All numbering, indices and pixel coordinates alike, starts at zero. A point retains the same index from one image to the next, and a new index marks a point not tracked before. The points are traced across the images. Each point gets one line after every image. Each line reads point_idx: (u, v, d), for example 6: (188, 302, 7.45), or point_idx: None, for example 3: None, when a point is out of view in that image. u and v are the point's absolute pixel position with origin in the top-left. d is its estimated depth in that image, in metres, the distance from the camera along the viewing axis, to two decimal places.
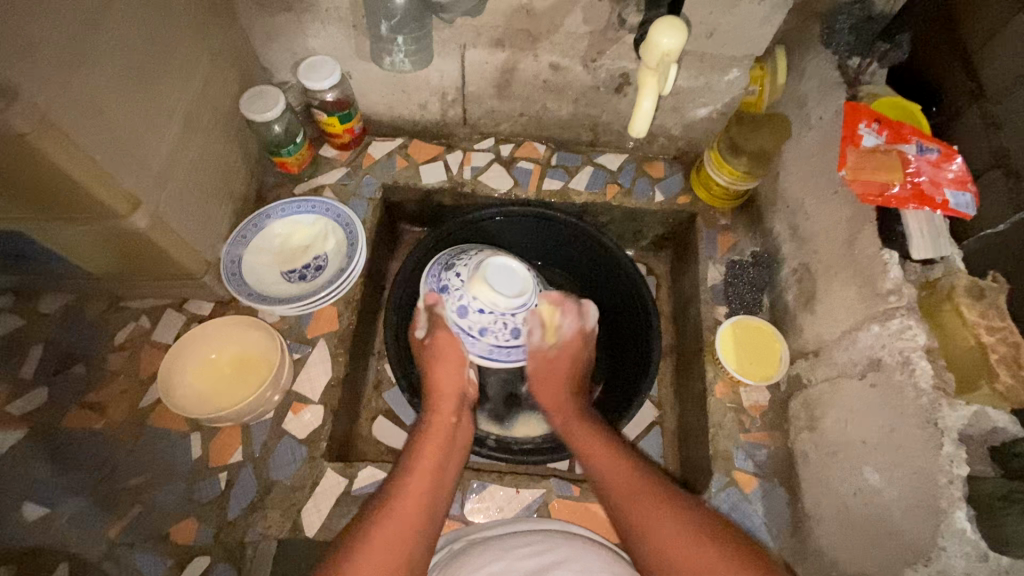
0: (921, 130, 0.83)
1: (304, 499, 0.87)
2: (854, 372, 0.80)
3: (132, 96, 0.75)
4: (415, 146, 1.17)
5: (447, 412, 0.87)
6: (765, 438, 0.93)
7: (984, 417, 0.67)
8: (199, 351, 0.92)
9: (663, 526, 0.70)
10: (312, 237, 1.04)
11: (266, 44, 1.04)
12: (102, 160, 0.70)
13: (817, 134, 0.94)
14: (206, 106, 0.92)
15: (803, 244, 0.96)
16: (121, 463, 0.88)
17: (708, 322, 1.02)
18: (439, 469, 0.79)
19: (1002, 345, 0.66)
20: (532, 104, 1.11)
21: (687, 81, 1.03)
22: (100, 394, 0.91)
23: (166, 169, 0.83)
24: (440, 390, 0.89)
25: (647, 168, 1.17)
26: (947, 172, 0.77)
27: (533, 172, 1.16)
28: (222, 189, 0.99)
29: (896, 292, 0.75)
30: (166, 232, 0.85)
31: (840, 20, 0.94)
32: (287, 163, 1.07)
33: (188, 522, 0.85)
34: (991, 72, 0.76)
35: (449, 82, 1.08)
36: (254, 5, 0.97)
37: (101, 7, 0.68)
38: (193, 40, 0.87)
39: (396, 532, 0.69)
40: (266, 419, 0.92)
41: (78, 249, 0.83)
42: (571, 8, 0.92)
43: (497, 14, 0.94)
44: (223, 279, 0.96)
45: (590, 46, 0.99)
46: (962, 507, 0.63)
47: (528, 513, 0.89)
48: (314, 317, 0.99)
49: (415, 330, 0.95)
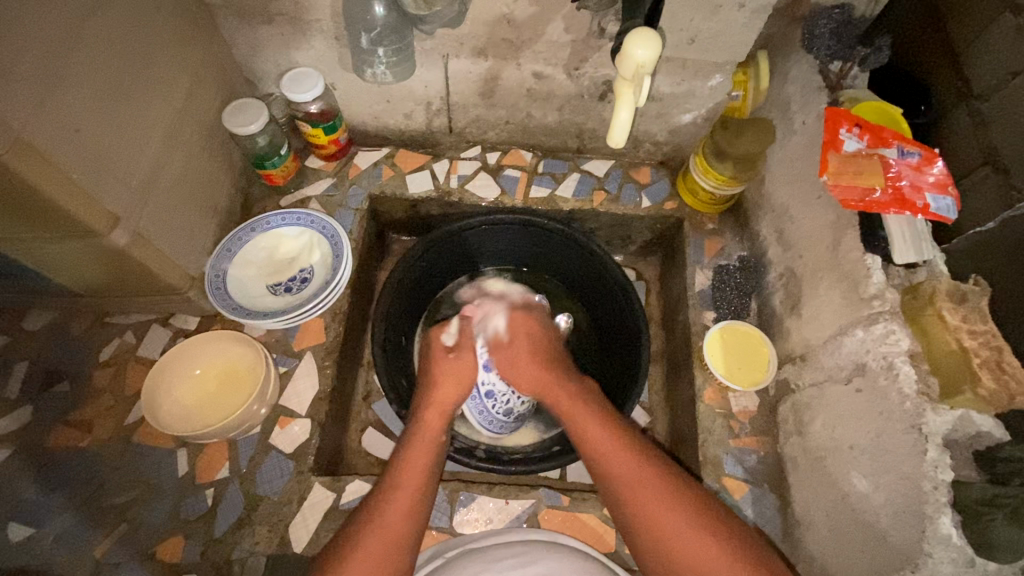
0: (903, 134, 0.83)
1: (292, 514, 0.87)
2: (840, 376, 0.80)
3: (110, 112, 0.74)
4: (401, 155, 1.17)
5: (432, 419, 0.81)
6: (755, 444, 0.92)
7: (968, 422, 0.66)
8: (184, 366, 0.91)
9: (673, 526, 0.66)
10: (298, 249, 1.03)
11: (250, 56, 1.04)
12: (80, 178, 0.70)
13: (801, 138, 0.94)
14: (188, 120, 0.92)
15: (789, 248, 0.96)
16: (107, 481, 0.88)
17: (696, 327, 1.02)
18: (424, 485, 0.74)
19: (984, 349, 0.66)
20: (517, 111, 1.11)
21: (671, 87, 1.04)
22: (86, 411, 0.91)
23: (147, 186, 0.83)
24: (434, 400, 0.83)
25: (633, 174, 1.17)
26: (928, 176, 0.78)
27: (520, 180, 1.16)
28: (206, 204, 0.99)
29: (879, 297, 0.75)
30: (149, 249, 0.84)
31: (821, 25, 0.94)
32: (273, 175, 1.07)
33: (175, 539, 0.85)
34: (977, 71, 0.75)
35: (434, 92, 1.07)
36: (235, 17, 0.97)
37: (77, 25, 0.68)
38: (173, 54, 0.87)
39: (383, 553, 0.68)
40: (252, 434, 0.92)
41: (59, 266, 0.82)
42: (552, 17, 0.92)
43: (478, 24, 0.94)
44: (208, 294, 0.96)
45: (572, 54, 0.99)
46: (947, 512, 0.63)
47: (517, 523, 0.88)
48: (301, 330, 0.99)
49: (442, 335, 0.89)
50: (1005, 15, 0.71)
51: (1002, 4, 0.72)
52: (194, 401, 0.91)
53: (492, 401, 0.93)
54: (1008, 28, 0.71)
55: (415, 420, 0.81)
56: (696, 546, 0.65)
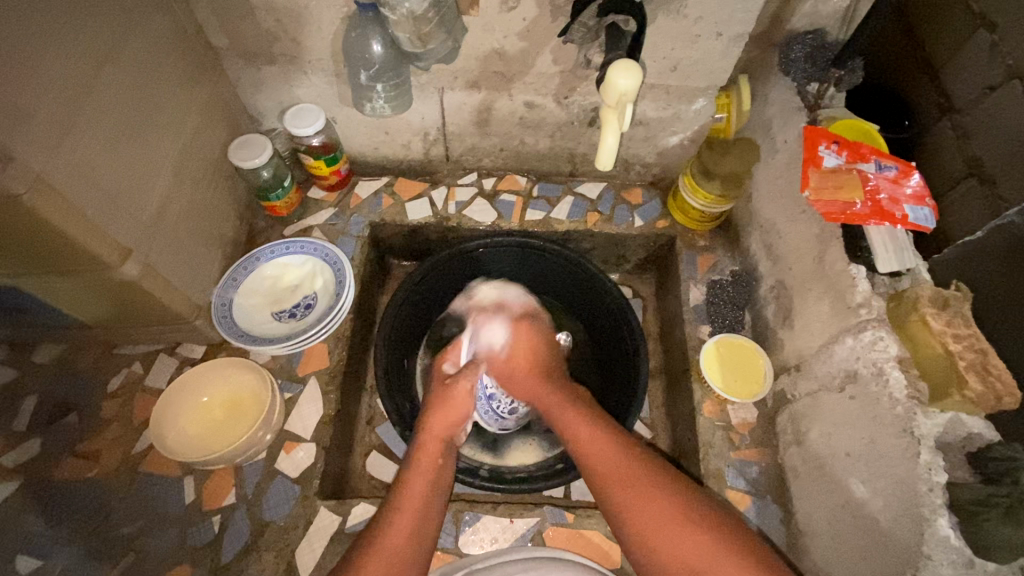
0: (879, 149, 0.88)
1: (298, 539, 0.87)
2: (834, 385, 0.82)
3: (122, 151, 0.78)
4: (400, 184, 1.21)
5: (433, 452, 0.81)
6: (755, 455, 0.93)
7: (959, 424, 0.68)
8: (190, 396, 0.93)
9: (685, 537, 0.65)
10: (301, 277, 1.07)
11: (254, 94, 1.09)
12: (93, 214, 0.73)
13: (783, 156, 0.98)
14: (195, 156, 0.96)
15: (778, 262, 0.99)
16: (115, 510, 0.89)
17: (693, 341, 1.04)
18: (425, 501, 0.75)
19: (970, 352, 0.68)
20: (511, 139, 1.16)
21: (656, 112, 1.09)
22: (94, 442, 0.92)
23: (157, 219, 0.86)
24: (430, 428, 0.84)
25: (625, 195, 1.21)
26: (905, 188, 0.82)
27: (515, 204, 1.19)
28: (213, 234, 1.02)
29: (866, 305, 0.77)
30: (158, 279, 0.87)
31: (796, 49, 0.98)
32: (276, 206, 1.10)
33: (181, 568, 0.85)
34: (957, 87, 0.79)
35: (430, 123, 1.12)
36: (241, 60, 1.02)
37: (92, 71, 0.72)
38: (182, 95, 0.92)
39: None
40: (258, 460, 0.93)
41: (72, 300, 0.85)
42: (540, 50, 0.97)
43: (470, 59, 1.00)
44: (215, 322, 0.98)
45: (561, 84, 1.04)
46: (943, 514, 0.64)
47: (522, 543, 0.88)
48: (305, 355, 1.01)
49: (448, 364, 0.95)
50: (980, 32, 0.75)
51: (975, 22, 0.76)
52: (201, 428, 0.92)
53: (494, 402, 1.00)
54: (984, 44, 0.74)
55: (413, 447, 0.82)
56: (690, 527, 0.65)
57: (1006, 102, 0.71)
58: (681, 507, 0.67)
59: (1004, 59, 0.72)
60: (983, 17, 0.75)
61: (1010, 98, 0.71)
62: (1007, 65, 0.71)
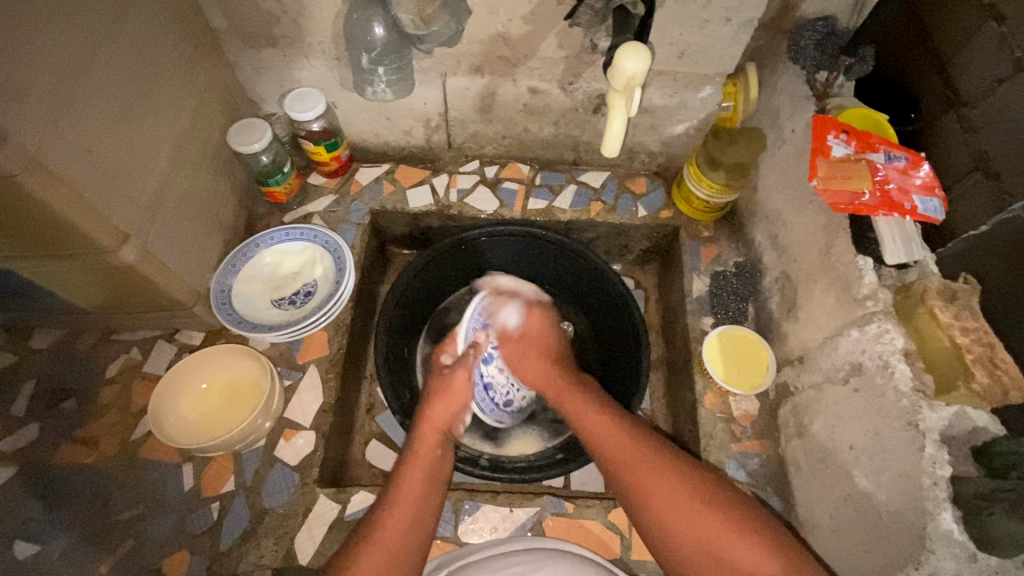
0: (888, 139, 0.87)
1: (297, 526, 0.87)
2: (838, 377, 0.81)
3: (119, 134, 0.77)
4: (402, 171, 1.19)
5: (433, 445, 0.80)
6: (757, 447, 0.93)
7: (964, 417, 0.67)
8: (189, 382, 0.92)
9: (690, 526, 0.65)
10: (301, 264, 1.05)
11: (254, 77, 1.07)
12: (91, 197, 0.72)
13: (791, 146, 0.97)
14: (194, 140, 0.95)
15: (783, 253, 0.98)
16: (114, 496, 0.88)
17: (696, 333, 1.03)
18: (425, 491, 0.75)
19: (977, 346, 0.68)
20: (514, 126, 1.14)
21: (662, 99, 1.07)
22: (93, 427, 0.92)
23: (155, 203, 0.85)
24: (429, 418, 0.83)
25: (629, 184, 1.19)
26: (915, 179, 0.81)
27: (518, 193, 1.17)
28: (212, 220, 1.01)
29: (872, 297, 0.77)
30: (156, 264, 0.86)
31: (806, 37, 0.96)
32: (276, 192, 1.09)
33: (180, 554, 0.85)
34: (965, 80, 0.78)
35: (432, 109, 1.11)
36: (240, 41, 1.01)
37: (89, 51, 0.71)
38: (181, 78, 0.90)
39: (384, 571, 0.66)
40: (257, 448, 0.92)
41: (69, 284, 0.84)
42: (545, 35, 0.96)
43: (474, 43, 0.98)
44: (213, 308, 0.97)
45: (566, 70, 1.02)
46: (946, 508, 0.64)
47: (522, 532, 0.88)
48: (304, 343, 1.00)
49: (443, 356, 0.90)
50: (989, 23, 0.73)
51: (984, 14, 0.74)
52: (199, 415, 0.92)
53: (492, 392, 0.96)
54: (993, 36, 0.73)
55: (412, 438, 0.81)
56: (688, 510, 0.66)
57: (1015, 93, 0.69)
58: (685, 494, 0.67)
59: (1012, 51, 0.70)
60: (993, 9, 0.73)
61: (1018, 90, 0.69)
62: (1016, 57, 0.70)
